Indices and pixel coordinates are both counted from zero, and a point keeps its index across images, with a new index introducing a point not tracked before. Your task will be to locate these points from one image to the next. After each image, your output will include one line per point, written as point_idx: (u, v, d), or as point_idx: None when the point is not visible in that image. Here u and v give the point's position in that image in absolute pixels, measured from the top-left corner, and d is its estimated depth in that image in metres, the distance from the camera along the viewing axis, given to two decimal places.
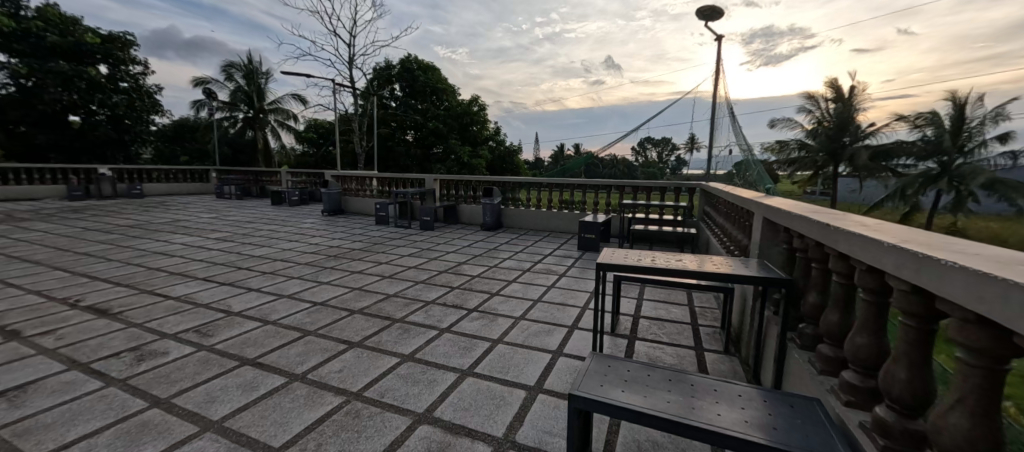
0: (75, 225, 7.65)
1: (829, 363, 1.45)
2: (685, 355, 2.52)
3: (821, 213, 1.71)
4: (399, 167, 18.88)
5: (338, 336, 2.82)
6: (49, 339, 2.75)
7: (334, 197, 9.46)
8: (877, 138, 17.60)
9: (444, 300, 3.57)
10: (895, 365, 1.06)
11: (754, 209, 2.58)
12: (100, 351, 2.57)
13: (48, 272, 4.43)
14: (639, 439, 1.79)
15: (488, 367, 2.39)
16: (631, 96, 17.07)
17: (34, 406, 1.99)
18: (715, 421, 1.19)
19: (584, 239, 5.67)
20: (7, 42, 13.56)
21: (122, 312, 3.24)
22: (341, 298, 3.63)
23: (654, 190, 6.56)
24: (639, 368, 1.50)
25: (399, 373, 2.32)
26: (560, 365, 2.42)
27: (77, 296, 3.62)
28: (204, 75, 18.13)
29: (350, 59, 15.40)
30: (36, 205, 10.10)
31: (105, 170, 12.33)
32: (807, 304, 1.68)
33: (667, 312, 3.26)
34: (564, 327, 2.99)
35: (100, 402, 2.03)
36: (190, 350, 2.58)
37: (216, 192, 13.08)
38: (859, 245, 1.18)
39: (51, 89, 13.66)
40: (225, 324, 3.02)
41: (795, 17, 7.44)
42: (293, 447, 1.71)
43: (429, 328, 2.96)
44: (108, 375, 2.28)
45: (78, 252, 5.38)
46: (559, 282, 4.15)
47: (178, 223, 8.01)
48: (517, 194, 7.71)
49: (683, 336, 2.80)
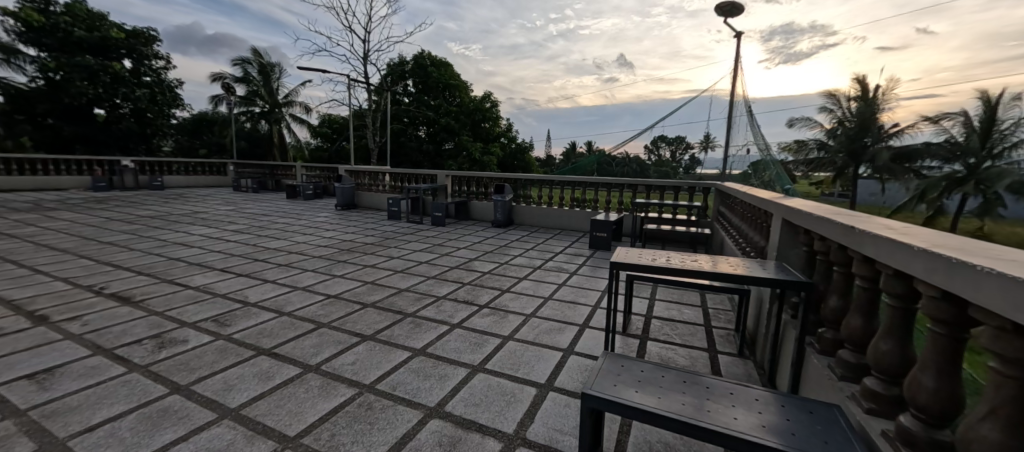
0: (97, 214, 7.91)
1: (852, 370, 1.41)
2: (696, 357, 2.49)
3: (846, 216, 1.65)
4: (411, 163, 19.08)
5: (351, 329, 2.85)
6: (75, 325, 2.85)
7: (347, 192, 9.59)
8: (901, 139, 17.02)
9: (455, 296, 3.59)
10: (922, 373, 1.03)
11: (772, 210, 2.51)
12: (123, 338, 2.65)
13: (74, 259, 4.59)
14: (650, 440, 1.78)
15: (498, 364, 2.39)
16: (643, 93, 16.95)
17: (62, 389, 2.06)
18: (730, 424, 1.17)
19: (596, 238, 5.63)
20: (38, 36, 13.97)
21: (144, 300, 3.35)
22: (353, 292, 3.67)
23: (667, 189, 6.48)
24: (653, 368, 1.49)
25: (411, 367, 2.34)
26: (570, 363, 2.41)
27: (101, 284, 3.74)
28: (222, 70, 18.56)
29: (364, 54, 15.48)
30: (63, 195, 10.52)
31: (127, 162, 12.77)
32: (827, 309, 1.64)
33: (679, 312, 3.23)
34: (575, 325, 2.98)
35: (123, 387, 2.09)
36: (208, 339, 2.64)
37: (234, 185, 13.39)
38: (887, 249, 1.14)
39: (77, 83, 14.22)
40: (242, 314, 3.08)
41: (816, 14, 7.26)
42: (307, 436, 1.74)
43: (440, 323, 2.97)
44: (131, 361, 2.35)
45: (102, 241, 5.57)
46: (570, 280, 4.14)
47: (197, 215, 8.21)
48: (529, 191, 7.72)
49: (696, 337, 2.77)
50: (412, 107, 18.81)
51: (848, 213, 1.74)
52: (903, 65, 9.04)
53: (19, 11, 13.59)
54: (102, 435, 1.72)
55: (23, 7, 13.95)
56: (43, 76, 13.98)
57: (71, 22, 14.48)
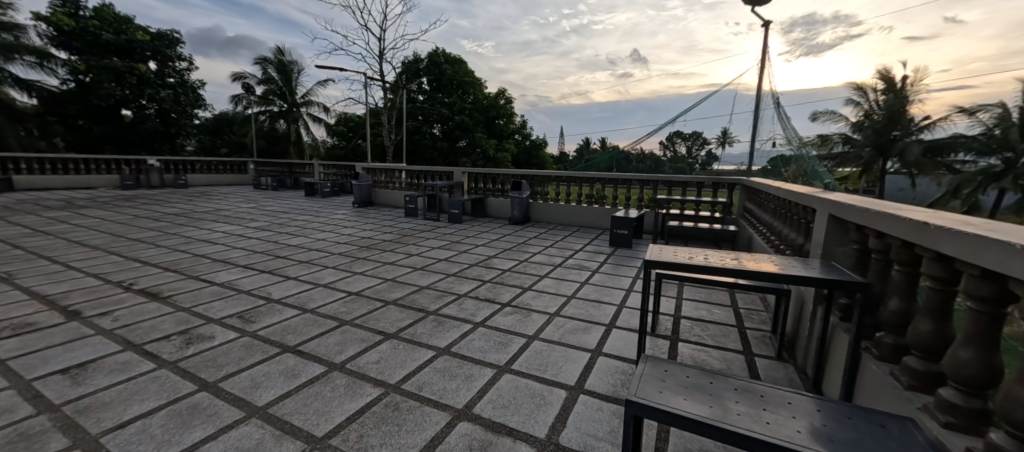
0: (125, 212, 8.13)
1: (917, 378, 1.31)
2: (733, 360, 2.38)
3: (908, 211, 1.53)
4: (426, 160, 19.18)
5: (374, 327, 2.83)
6: (106, 320, 2.89)
7: (364, 189, 9.66)
8: (933, 132, 16.40)
9: (477, 294, 3.54)
10: (1017, 386, 0.92)
11: (815, 206, 2.37)
12: (152, 333, 2.68)
13: (104, 256, 4.70)
14: (690, 448, 1.70)
15: (525, 365, 2.33)
16: (660, 88, 16.62)
17: (94, 384, 2.08)
18: (792, 438, 1.07)
19: (616, 235, 5.52)
20: (68, 40, 14.38)
21: (171, 296, 3.38)
22: (374, 289, 3.66)
23: (689, 185, 6.31)
24: (699, 374, 1.40)
25: (436, 367, 2.29)
26: (599, 365, 2.33)
27: (130, 280, 3.80)
28: (242, 70, 18.91)
29: (379, 52, 15.61)
30: (92, 193, 10.86)
31: (152, 161, 13.16)
32: (888, 311, 1.51)
33: (709, 312, 3.11)
34: (601, 325, 2.89)
35: (153, 382, 2.10)
36: (234, 336, 2.65)
37: (254, 183, 13.63)
38: (971, 247, 1.03)
39: (105, 84, 14.71)
40: (266, 311, 3.09)
41: (843, 3, 6.99)
42: (335, 437, 1.70)
43: (463, 321, 2.92)
44: (161, 357, 2.36)
45: (130, 238, 5.70)
46: (592, 278, 4.04)
47: (220, 213, 8.36)
48: (546, 188, 7.64)
49: (730, 339, 2.65)
50: (426, 104, 18.89)
51: (908, 207, 1.61)
52: (937, 54, 8.63)
53: (50, 16, 14.06)
54: (134, 431, 1.72)
55: (54, 12, 14.41)
56: (73, 78, 14.48)
57: (99, 25, 14.87)
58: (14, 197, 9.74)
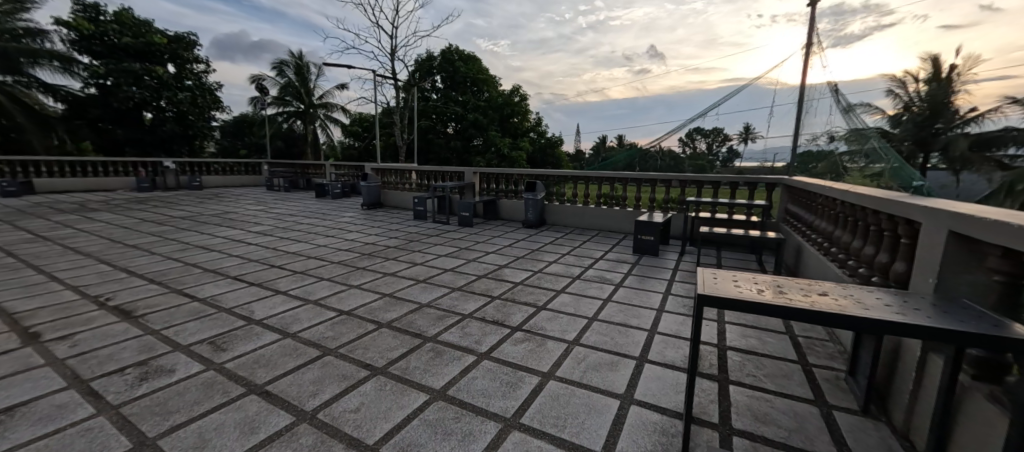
0: (133, 216, 7.98)
1: None
2: (804, 414, 1.85)
3: None
4: (440, 159, 18.80)
5: (361, 358, 2.40)
6: (64, 346, 2.55)
7: (373, 190, 9.34)
8: (981, 125, 15.16)
9: (483, 315, 3.08)
10: None
11: (914, 215, 1.83)
12: (107, 365, 2.32)
13: (93, 265, 4.45)
14: None
15: (538, 417, 1.86)
16: (678, 84, 15.92)
17: (12, 439, 1.71)
18: None
19: (641, 241, 4.99)
20: (89, 44, 14.62)
21: (145, 315, 3.05)
22: (368, 307, 3.23)
23: (722, 185, 5.71)
24: None
25: (426, 419, 1.85)
26: (632, 420, 1.84)
27: (108, 294, 3.50)
28: (259, 72, 18.98)
29: (391, 51, 15.31)
30: (108, 196, 10.89)
31: (168, 163, 13.26)
32: None
33: (761, 342, 2.58)
34: (631, 359, 2.40)
35: (83, 437, 1.71)
36: (198, 369, 2.27)
37: (267, 185, 13.49)
38: None
39: (125, 88, 14.86)
40: (243, 335, 2.71)
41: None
42: None
43: (466, 352, 2.47)
44: (105, 399, 1.99)
45: (126, 244, 5.45)
46: (615, 294, 3.54)
47: (226, 216, 8.14)
48: (562, 188, 7.15)
49: (795, 382, 2.11)
50: (440, 103, 18.65)
51: None
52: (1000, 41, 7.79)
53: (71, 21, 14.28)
54: None
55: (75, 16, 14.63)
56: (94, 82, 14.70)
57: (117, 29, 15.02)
58: (32, 200, 9.80)
